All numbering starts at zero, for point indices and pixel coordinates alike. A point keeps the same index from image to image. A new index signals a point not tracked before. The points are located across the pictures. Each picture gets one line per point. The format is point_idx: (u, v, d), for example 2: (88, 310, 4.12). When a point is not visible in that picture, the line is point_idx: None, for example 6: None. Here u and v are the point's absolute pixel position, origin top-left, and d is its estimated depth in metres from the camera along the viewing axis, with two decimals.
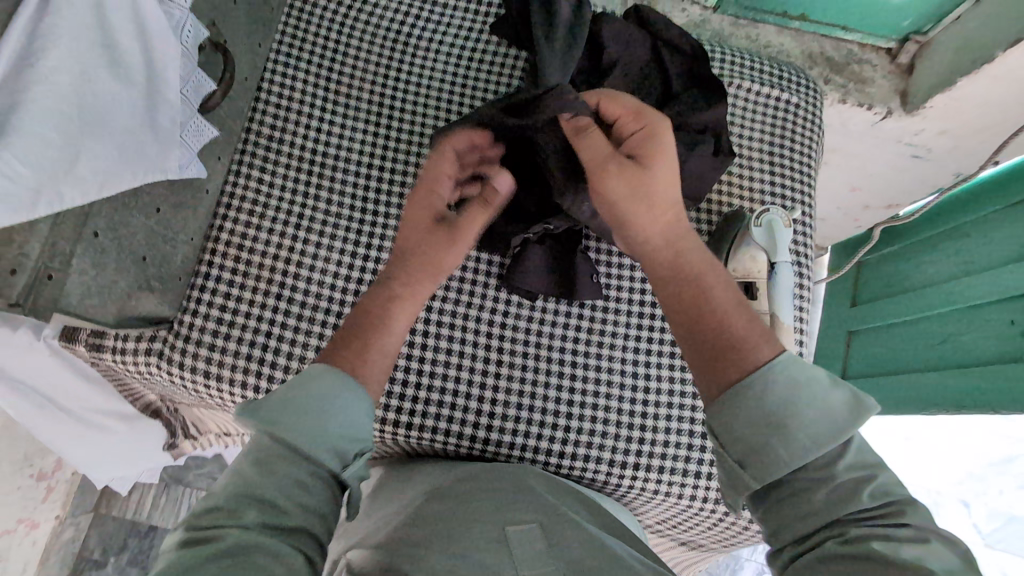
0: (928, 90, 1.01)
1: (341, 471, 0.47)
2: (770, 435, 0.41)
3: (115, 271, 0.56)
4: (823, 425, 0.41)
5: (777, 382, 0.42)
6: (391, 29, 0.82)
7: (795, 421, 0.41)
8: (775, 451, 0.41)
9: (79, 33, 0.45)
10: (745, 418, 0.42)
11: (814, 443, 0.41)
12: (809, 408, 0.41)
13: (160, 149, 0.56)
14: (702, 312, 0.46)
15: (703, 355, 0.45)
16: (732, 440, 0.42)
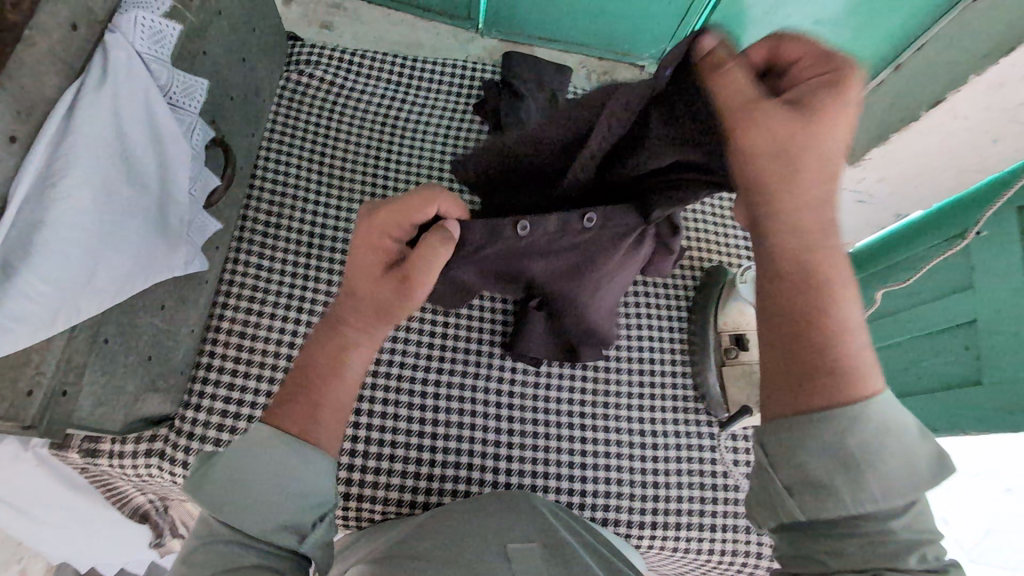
0: (866, 144, 1.13)
1: (300, 545, 0.46)
2: (838, 472, 0.37)
3: (123, 375, 0.54)
4: (900, 475, 0.37)
5: (867, 426, 0.37)
6: (379, 113, 0.87)
7: (868, 464, 0.37)
8: (839, 488, 0.37)
9: (101, 149, 0.45)
10: (819, 449, 0.37)
11: (882, 486, 0.37)
12: (888, 452, 0.37)
13: (171, 249, 0.56)
14: (808, 317, 0.38)
15: (788, 367, 0.38)
16: (792, 467, 0.38)
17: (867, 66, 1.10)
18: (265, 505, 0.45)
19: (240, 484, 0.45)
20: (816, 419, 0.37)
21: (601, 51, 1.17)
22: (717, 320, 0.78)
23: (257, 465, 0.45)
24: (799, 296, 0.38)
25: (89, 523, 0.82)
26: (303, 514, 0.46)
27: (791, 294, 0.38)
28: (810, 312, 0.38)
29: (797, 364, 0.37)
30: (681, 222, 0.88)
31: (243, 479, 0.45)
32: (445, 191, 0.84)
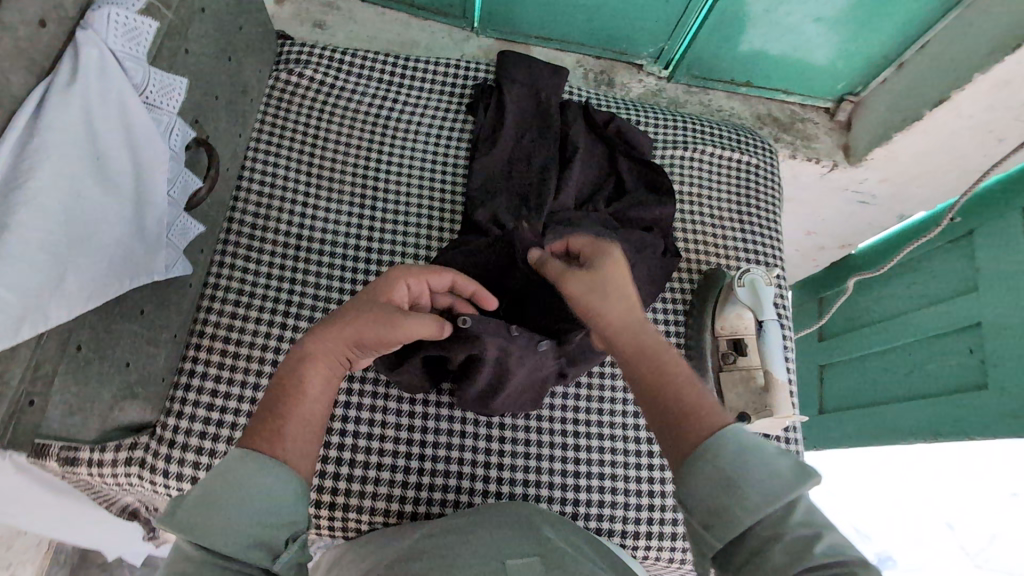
0: (867, 144, 1.11)
1: (272, 563, 0.43)
2: (724, 495, 0.43)
3: (99, 382, 0.53)
4: (770, 481, 0.43)
5: (729, 447, 0.44)
6: (370, 114, 0.85)
7: (744, 479, 0.43)
8: (732, 510, 0.42)
9: (70, 150, 0.44)
10: (697, 479, 0.44)
11: (766, 501, 0.42)
12: (759, 469, 0.43)
13: (149, 252, 0.54)
14: (664, 378, 0.48)
15: (663, 415, 0.47)
16: (692, 504, 0.44)
17: (870, 64, 1.08)
18: (234, 523, 0.43)
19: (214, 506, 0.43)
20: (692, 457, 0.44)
21: (598, 50, 1.14)
22: (715, 324, 0.76)
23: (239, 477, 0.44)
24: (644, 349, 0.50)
25: (78, 516, 0.80)
26: (277, 533, 0.44)
27: (635, 344, 0.50)
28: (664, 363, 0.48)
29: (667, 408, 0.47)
30: (678, 224, 0.86)
31: (217, 496, 0.43)
32: (437, 193, 0.82)
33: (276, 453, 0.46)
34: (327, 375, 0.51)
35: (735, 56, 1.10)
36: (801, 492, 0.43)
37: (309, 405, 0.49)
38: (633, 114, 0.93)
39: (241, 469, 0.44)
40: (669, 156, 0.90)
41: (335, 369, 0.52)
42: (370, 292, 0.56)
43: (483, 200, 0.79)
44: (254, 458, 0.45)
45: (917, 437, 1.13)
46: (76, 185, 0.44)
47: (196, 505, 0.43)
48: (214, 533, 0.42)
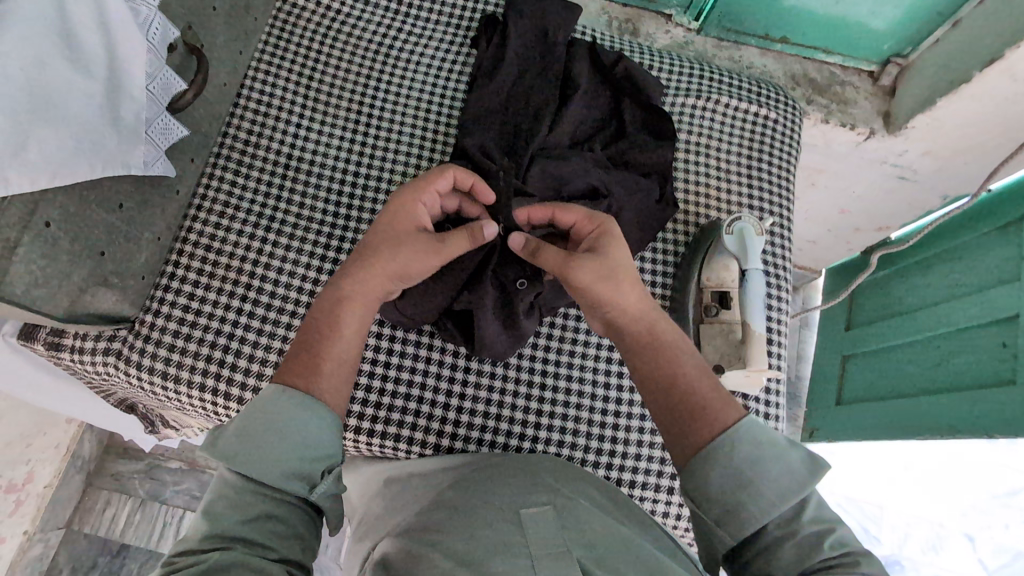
0: (909, 111, 1.02)
1: (309, 493, 0.52)
2: (741, 494, 0.50)
3: (68, 263, 0.56)
4: (782, 479, 0.50)
5: (742, 447, 0.51)
6: (373, 40, 0.84)
7: (758, 479, 0.50)
8: (748, 507, 0.49)
9: (34, 22, 0.45)
10: (715, 482, 0.50)
11: (780, 497, 0.49)
12: (770, 469, 0.50)
13: (124, 143, 0.55)
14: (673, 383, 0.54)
15: (675, 416, 0.53)
16: (710, 503, 0.50)
17: (920, 22, 0.98)
18: (271, 459, 0.50)
19: (251, 444, 0.51)
20: (708, 454, 0.51)
21: None
22: (701, 275, 0.73)
23: (277, 415, 0.51)
24: (665, 345, 0.56)
25: (83, 401, 0.85)
26: (314, 467, 0.52)
27: (650, 344, 0.56)
28: (672, 365, 0.54)
29: (677, 411, 0.53)
30: (680, 175, 0.82)
31: (256, 432, 0.51)
32: (431, 125, 0.81)
33: (309, 385, 0.54)
34: (361, 312, 0.58)
35: (770, 8, 1.02)
36: (810, 486, 0.50)
37: (339, 341, 0.56)
38: (647, 58, 0.88)
39: (279, 405, 0.52)
40: (679, 104, 0.85)
41: (368, 305, 0.59)
42: (393, 225, 0.62)
43: (475, 133, 0.76)
44: (287, 392, 0.52)
45: (932, 432, 1.06)
46: (37, 56, 0.46)
47: (238, 440, 0.51)
48: (255, 465, 0.50)
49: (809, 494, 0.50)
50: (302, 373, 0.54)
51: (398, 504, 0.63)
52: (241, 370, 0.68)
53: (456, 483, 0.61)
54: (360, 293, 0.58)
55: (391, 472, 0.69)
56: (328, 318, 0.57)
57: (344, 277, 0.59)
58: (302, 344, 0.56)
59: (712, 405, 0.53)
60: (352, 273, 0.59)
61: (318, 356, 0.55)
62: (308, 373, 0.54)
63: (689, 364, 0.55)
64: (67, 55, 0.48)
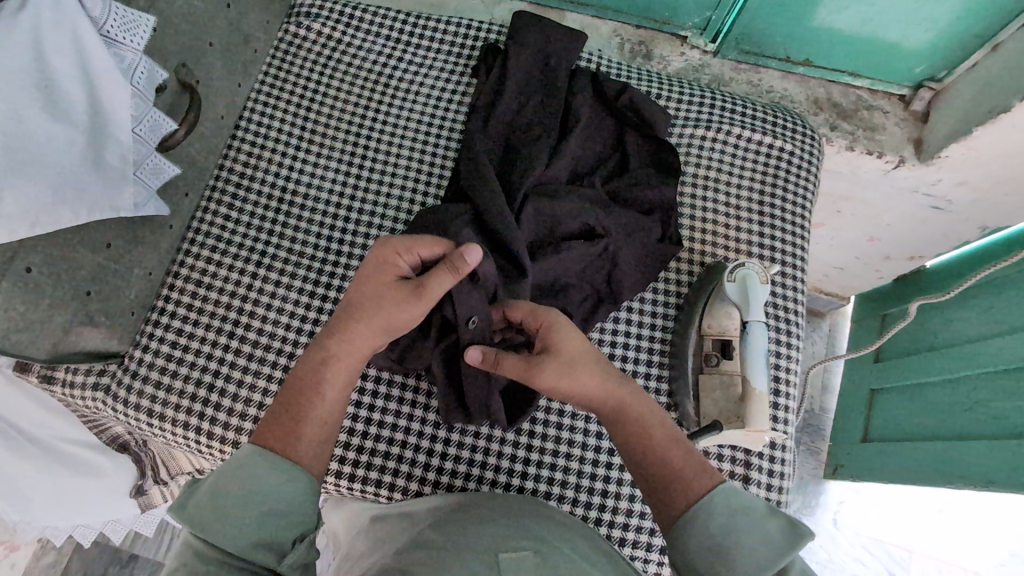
0: (942, 139, 0.95)
1: (278, 563, 0.47)
2: (717, 561, 0.48)
3: (50, 305, 0.58)
4: (758, 545, 0.48)
5: (720, 511, 0.49)
6: (373, 69, 0.83)
7: (734, 545, 0.48)
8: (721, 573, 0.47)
9: (10, 75, 0.45)
10: (693, 544, 0.49)
11: (755, 562, 0.47)
12: (747, 533, 0.49)
13: (109, 187, 0.56)
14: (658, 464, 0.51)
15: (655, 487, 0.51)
16: (688, 568, 0.49)
17: (956, 44, 0.92)
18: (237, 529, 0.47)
19: (222, 515, 0.47)
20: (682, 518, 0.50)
21: (637, 18, 1.05)
22: (701, 322, 0.71)
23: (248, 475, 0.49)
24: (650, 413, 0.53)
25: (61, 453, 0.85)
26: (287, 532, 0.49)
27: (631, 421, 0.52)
28: (651, 433, 0.52)
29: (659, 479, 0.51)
30: (686, 211, 0.78)
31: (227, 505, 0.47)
32: (428, 157, 0.79)
33: (290, 453, 0.51)
34: (346, 376, 0.55)
35: (790, 31, 0.97)
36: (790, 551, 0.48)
37: (323, 406, 0.53)
38: (655, 86, 0.84)
39: (255, 463, 0.49)
40: (688, 135, 0.81)
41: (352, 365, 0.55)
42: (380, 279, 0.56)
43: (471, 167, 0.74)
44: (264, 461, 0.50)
45: (965, 482, 0.98)
46: (15, 112, 0.46)
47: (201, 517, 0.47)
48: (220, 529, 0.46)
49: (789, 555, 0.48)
50: (280, 445, 0.51)
51: (383, 543, 0.60)
52: (224, 410, 0.67)
53: (438, 519, 0.59)
54: (346, 355, 0.55)
55: (380, 511, 0.67)
56: (310, 384, 0.54)
57: (327, 338, 0.55)
58: (282, 409, 0.53)
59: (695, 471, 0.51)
60: (335, 335, 0.55)
61: (300, 426, 0.52)
62: (289, 440, 0.52)
63: (662, 434, 0.52)
64: (48, 108, 0.49)
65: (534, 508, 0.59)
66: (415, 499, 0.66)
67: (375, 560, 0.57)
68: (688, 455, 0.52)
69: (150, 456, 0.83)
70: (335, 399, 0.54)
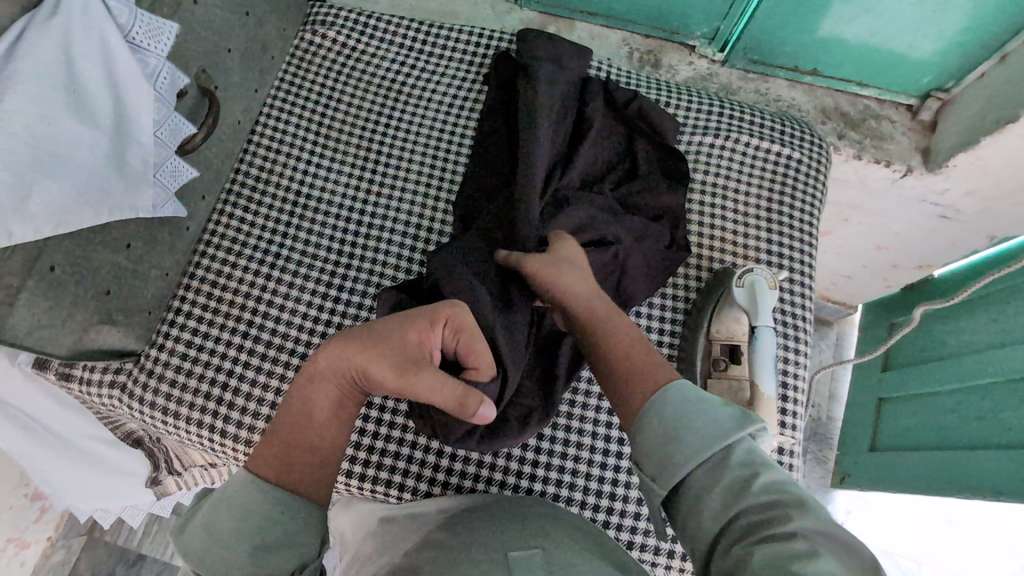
0: (950, 148, 0.95)
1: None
2: (669, 446, 0.48)
3: (71, 304, 0.59)
4: (706, 429, 0.48)
5: (668, 399, 0.50)
6: (386, 77, 0.84)
7: (682, 430, 0.48)
8: (673, 458, 0.47)
9: (40, 80, 0.47)
10: (646, 434, 0.49)
11: (704, 445, 0.47)
12: (697, 418, 0.48)
13: (129, 187, 0.57)
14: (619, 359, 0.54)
15: (617, 383, 0.53)
16: (649, 458, 0.49)
17: (964, 55, 0.92)
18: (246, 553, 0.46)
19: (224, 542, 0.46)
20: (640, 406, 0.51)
21: (646, 27, 1.06)
22: (709, 329, 0.71)
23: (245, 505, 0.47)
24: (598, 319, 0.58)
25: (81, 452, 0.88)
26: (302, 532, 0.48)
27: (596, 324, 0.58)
28: (606, 329, 0.57)
29: (619, 374, 0.53)
30: (694, 217, 0.79)
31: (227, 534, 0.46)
32: (440, 163, 0.80)
33: (282, 478, 0.49)
34: (338, 397, 0.54)
35: (798, 41, 0.98)
36: (740, 436, 0.47)
37: (314, 429, 0.52)
38: (664, 95, 0.85)
39: (246, 491, 0.48)
40: (696, 143, 0.82)
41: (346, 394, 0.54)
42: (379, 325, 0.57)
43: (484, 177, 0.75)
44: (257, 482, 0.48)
45: (974, 492, 0.97)
46: (45, 116, 0.48)
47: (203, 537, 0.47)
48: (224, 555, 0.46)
49: (739, 441, 0.47)
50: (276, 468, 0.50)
51: (393, 542, 0.60)
52: (237, 409, 0.68)
53: (449, 520, 0.59)
54: (333, 378, 0.53)
55: (390, 511, 0.68)
56: (300, 406, 0.53)
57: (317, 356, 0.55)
58: (276, 433, 0.52)
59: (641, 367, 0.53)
60: (326, 351, 0.54)
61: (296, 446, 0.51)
62: (281, 463, 0.50)
63: (619, 333, 0.56)
64: (75, 111, 0.50)
65: (544, 511, 0.60)
66: (425, 500, 0.66)
67: (386, 559, 0.57)
68: (645, 356, 0.54)
69: (163, 452, 0.84)
70: (330, 425, 0.53)
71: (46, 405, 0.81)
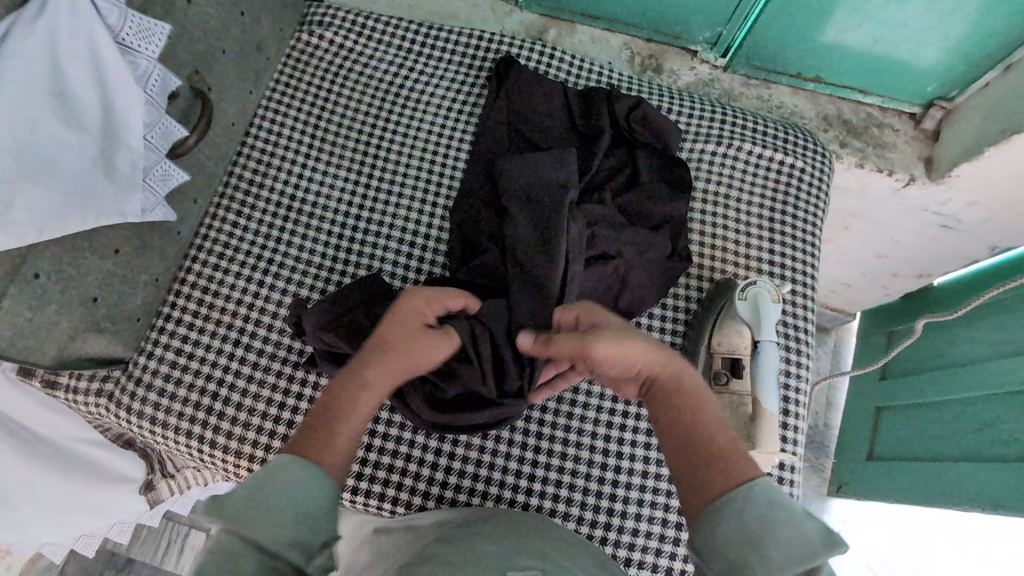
0: (953, 159, 0.94)
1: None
2: (749, 552, 0.41)
3: (56, 312, 0.58)
4: (794, 541, 0.41)
5: (755, 501, 0.42)
6: (384, 78, 0.83)
7: (768, 537, 0.41)
8: (753, 569, 0.40)
9: (24, 82, 0.45)
10: (722, 531, 0.42)
11: (789, 559, 0.40)
12: (781, 525, 0.41)
13: (119, 193, 0.55)
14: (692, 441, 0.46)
15: (684, 462, 0.46)
16: (719, 559, 0.42)
17: (969, 64, 0.91)
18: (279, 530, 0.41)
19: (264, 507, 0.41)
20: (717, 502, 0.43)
21: (648, 32, 1.05)
22: (710, 342, 0.71)
23: (279, 481, 0.43)
24: (669, 389, 0.50)
25: (72, 463, 0.84)
26: None
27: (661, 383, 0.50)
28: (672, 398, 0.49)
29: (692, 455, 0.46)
30: (696, 226, 0.77)
31: (266, 503, 0.41)
32: (438, 167, 0.79)
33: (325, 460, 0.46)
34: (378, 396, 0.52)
35: (801, 47, 0.97)
36: (828, 556, 0.40)
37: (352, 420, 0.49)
38: (666, 101, 0.84)
39: (289, 470, 0.44)
40: (699, 151, 0.81)
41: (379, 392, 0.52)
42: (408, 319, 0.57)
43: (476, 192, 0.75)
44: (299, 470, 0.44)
45: (972, 504, 0.96)
46: (28, 120, 0.46)
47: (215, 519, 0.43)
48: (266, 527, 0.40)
49: (825, 562, 0.40)
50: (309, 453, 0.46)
51: (386, 556, 0.59)
52: (227, 419, 0.66)
53: (442, 534, 0.58)
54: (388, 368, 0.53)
55: (383, 524, 0.66)
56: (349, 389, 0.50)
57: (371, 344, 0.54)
58: (315, 418, 0.49)
59: (725, 462, 0.45)
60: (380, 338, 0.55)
61: (328, 427, 0.48)
62: (324, 447, 0.47)
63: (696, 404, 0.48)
64: (60, 114, 0.48)
65: (542, 527, 0.58)
66: (419, 513, 0.65)
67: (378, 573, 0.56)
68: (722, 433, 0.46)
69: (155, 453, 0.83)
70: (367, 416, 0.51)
71: (28, 411, 0.78)
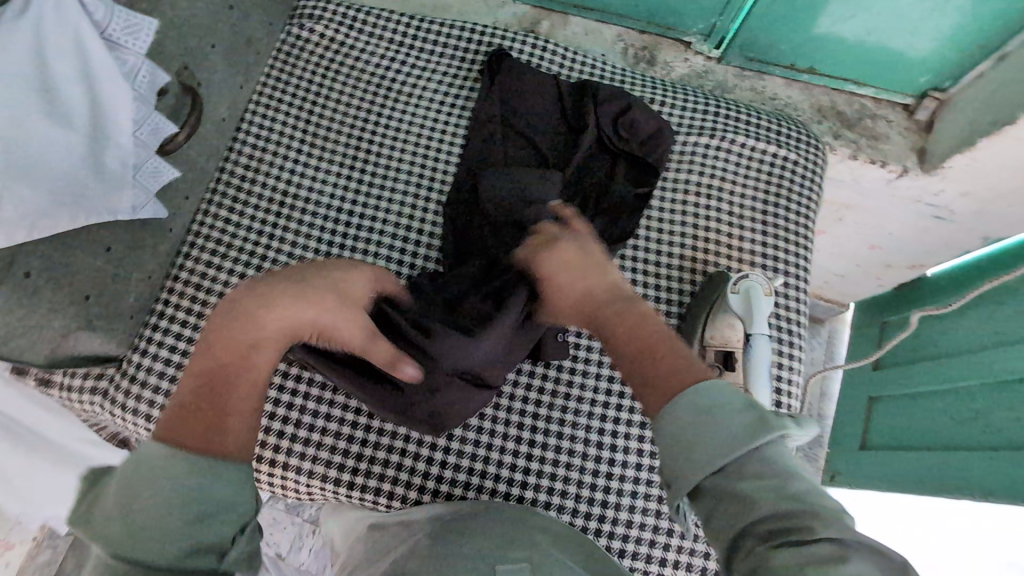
0: (946, 150, 0.95)
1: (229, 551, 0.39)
2: (688, 449, 0.41)
3: (47, 311, 0.57)
4: (735, 436, 0.40)
5: (694, 403, 0.42)
6: (375, 72, 0.82)
7: (705, 435, 0.41)
8: (691, 462, 0.41)
9: (13, 85, 0.45)
10: (663, 429, 0.43)
11: (726, 450, 0.40)
12: (724, 423, 0.41)
13: (108, 191, 0.55)
14: (651, 353, 0.48)
15: (646, 382, 0.46)
16: (670, 458, 0.42)
17: (961, 55, 0.91)
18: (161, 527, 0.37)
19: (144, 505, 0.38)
20: (676, 404, 0.43)
21: (641, 23, 1.05)
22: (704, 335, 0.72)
23: (154, 482, 0.38)
24: (627, 327, 0.51)
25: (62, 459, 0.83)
26: None
27: (617, 309, 0.52)
28: (633, 324, 0.50)
29: (662, 376, 0.46)
30: (689, 219, 0.78)
31: (137, 514, 0.37)
32: (430, 162, 0.79)
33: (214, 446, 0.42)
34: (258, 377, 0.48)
35: (795, 38, 0.97)
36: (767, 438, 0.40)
37: (238, 396, 0.45)
38: (659, 93, 0.84)
39: (161, 471, 0.39)
40: (692, 143, 0.81)
41: (235, 361, 0.47)
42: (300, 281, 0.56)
43: (459, 192, 0.75)
44: (176, 454, 0.40)
45: (963, 492, 0.97)
46: (19, 122, 0.46)
47: (121, 521, 0.37)
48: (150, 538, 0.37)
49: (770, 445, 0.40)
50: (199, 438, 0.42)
51: (383, 550, 0.59)
52: None
53: (439, 527, 0.58)
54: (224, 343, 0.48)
55: (379, 518, 0.66)
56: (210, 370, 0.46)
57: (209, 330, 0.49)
58: (189, 403, 0.43)
59: (681, 372, 0.45)
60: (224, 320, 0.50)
61: (221, 414, 0.44)
62: (204, 436, 0.42)
63: (642, 321, 0.51)
64: (50, 115, 0.48)
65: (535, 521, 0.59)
66: (416, 507, 0.65)
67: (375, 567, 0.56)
68: (680, 353, 0.47)
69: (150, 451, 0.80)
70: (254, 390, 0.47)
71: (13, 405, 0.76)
